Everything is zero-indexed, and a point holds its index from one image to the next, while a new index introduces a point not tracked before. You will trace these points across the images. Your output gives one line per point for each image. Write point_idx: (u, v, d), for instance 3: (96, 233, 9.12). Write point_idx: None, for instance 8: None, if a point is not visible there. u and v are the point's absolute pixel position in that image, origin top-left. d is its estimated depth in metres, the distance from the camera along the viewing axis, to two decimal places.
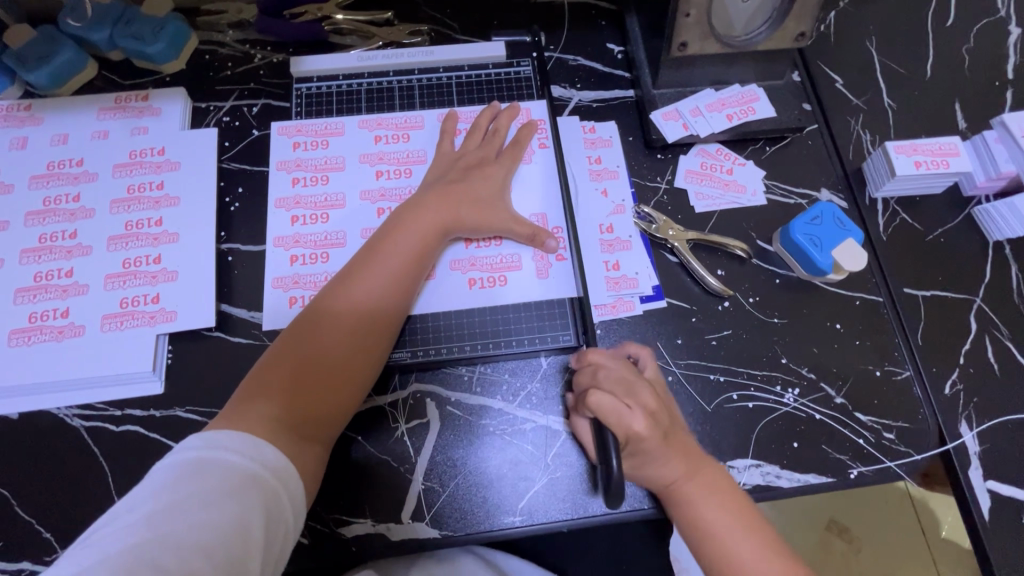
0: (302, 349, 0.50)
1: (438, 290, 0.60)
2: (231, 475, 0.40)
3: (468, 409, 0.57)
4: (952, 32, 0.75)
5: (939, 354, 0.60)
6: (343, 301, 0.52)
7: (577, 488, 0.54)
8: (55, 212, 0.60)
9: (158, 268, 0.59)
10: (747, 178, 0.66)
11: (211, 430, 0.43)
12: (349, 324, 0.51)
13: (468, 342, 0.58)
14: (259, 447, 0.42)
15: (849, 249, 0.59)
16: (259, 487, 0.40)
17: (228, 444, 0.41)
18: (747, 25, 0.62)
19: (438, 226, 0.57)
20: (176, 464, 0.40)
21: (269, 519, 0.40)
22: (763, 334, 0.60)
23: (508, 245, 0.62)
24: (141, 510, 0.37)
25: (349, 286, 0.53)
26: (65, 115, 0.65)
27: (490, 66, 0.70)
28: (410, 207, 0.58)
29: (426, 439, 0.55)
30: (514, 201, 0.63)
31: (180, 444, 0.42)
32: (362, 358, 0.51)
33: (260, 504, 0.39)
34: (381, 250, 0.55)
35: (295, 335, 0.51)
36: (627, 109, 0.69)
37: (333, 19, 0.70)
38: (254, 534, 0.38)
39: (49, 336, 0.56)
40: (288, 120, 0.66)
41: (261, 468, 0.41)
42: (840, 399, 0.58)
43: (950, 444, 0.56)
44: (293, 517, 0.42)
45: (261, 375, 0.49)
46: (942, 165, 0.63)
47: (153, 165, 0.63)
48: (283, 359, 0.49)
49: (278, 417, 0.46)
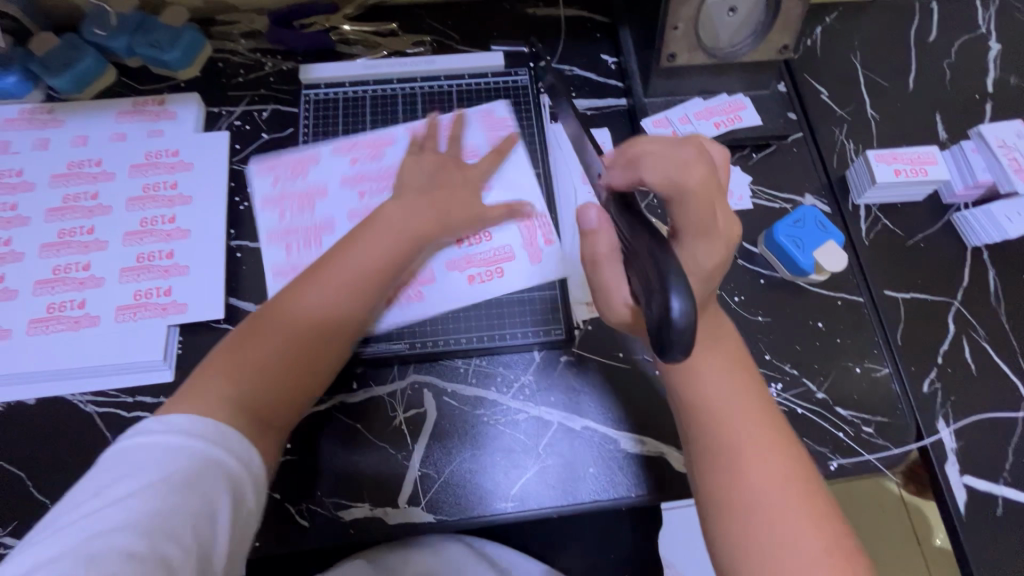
0: (260, 341, 0.48)
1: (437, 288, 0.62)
2: (194, 463, 0.40)
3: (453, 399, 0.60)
4: (934, 47, 0.78)
5: (917, 353, 0.62)
6: (308, 300, 0.50)
7: (567, 476, 0.56)
8: (74, 208, 0.64)
9: (170, 262, 0.62)
10: (734, 183, 0.69)
11: (172, 413, 0.43)
12: (308, 326, 0.49)
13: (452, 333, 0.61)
14: (221, 432, 0.43)
15: (830, 251, 0.62)
16: (222, 475, 0.41)
17: (187, 429, 0.42)
18: (733, 38, 0.65)
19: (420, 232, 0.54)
20: (142, 449, 0.40)
21: (233, 507, 0.41)
22: (748, 331, 0.62)
23: (498, 234, 0.64)
24: (106, 496, 0.38)
25: (311, 287, 0.50)
26: (85, 118, 0.68)
27: (489, 75, 0.73)
28: (397, 205, 0.55)
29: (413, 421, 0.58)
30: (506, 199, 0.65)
31: (141, 425, 0.42)
32: (318, 363, 0.50)
33: (221, 492, 0.40)
34: (349, 251, 0.52)
35: (256, 326, 0.49)
36: (620, 117, 0.72)
37: (340, 30, 0.74)
38: (217, 523, 0.40)
39: (65, 326, 0.59)
40: (264, 156, 0.68)
41: (225, 457, 0.42)
42: (821, 394, 0.60)
43: (927, 439, 0.59)
44: (255, 501, 0.43)
45: (221, 360, 0.47)
46: (921, 172, 0.66)
47: (167, 166, 0.66)
48: (242, 350, 0.48)
49: (235, 402, 0.45)
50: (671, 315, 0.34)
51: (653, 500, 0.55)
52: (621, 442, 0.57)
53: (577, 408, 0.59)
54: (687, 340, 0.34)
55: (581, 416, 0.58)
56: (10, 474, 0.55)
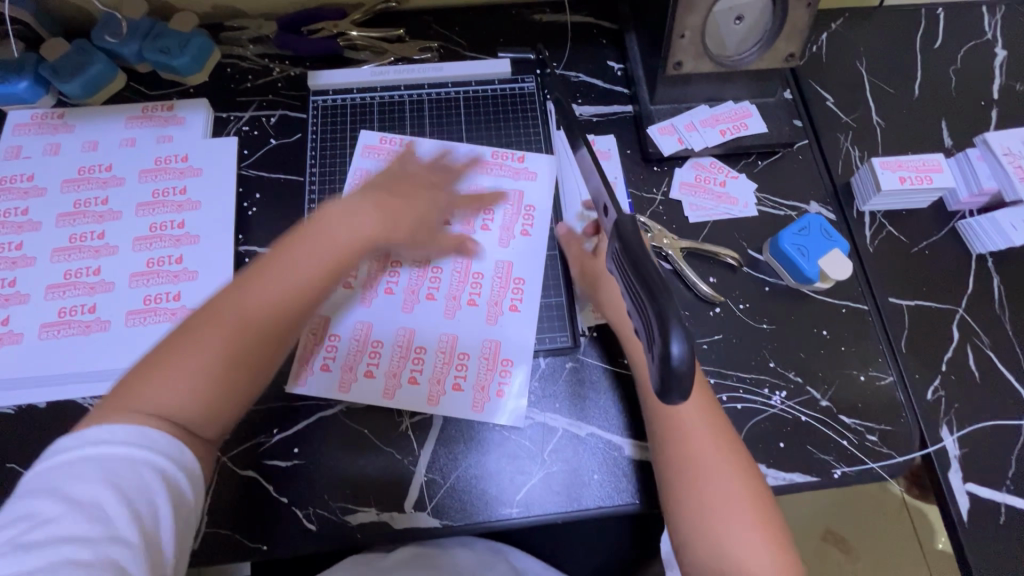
0: (185, 345, 0.45)
1: (417, 278, 0.63)
2: (121, 466, 0.39)
3: (492, 382, 0.59)
4: (940, 53, 0.78)
5: (922, 361, 0.62)
6: (241, 301, 0.47)
7: (572, 483, 0.57)
8: (85, 214, 0.64)
9: (179, 267, 0.63)
10: (739, 191, 0.69)
11: (89, 427, 0.41)
12: (237, 325, 0.46)
13: (522, 313, 0.62)
14: (147, 435, 0.41)
15: (835, 260, 0.62)
16: (153, 475, 0.40)
17: (109, 438, 0.40)
18: (739, 45, 0.65)
19: (364, 237, 0.52)
20: (66, 464, 0.39)
21: (172, 498, 0.41)
22: (753, 338, 0.63)
23: (528, 197, 0.67)
24: (33, 517, 0.37)
25: (243, 296, 0.47)
26: (95, 124, 0.69)
27: (496, 82, 0.74)
28: (340, 210, 0.52)
29: (449, 410, 0.58)
30: (518, 159, 0.69)
31: (57, 443, 0.40)
32: (248, 373, 0.47)
33: (158, 487, 0.40)
34: (293, 247, 0.50)
35: (177, 337, 0.46)
36: (626, 123, 0.72)
37: (348, 36, 0.74)
38: (162, 515, 0.40)
39: (77, 330, 0.60)
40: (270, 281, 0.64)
41: (156, 457, 0.41)
42: (825, 402, 0.60)
43: (931, 447, 0.59)
44: (194, 489, 0.43)
45: (137, 375, 0.44)
46: (926, 180, 0.65)
47: (176, 171, 0.67)
48: (165, 359, 0.45)
49: (164, 413, 0.43)
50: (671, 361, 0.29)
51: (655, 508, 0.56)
52: (625, 448, 0.58)
53: (581, 414, 0.59)
54: (686, 382, 0.29)
55: (586, 423, 0.59)
56: (23, 476, 0.56)
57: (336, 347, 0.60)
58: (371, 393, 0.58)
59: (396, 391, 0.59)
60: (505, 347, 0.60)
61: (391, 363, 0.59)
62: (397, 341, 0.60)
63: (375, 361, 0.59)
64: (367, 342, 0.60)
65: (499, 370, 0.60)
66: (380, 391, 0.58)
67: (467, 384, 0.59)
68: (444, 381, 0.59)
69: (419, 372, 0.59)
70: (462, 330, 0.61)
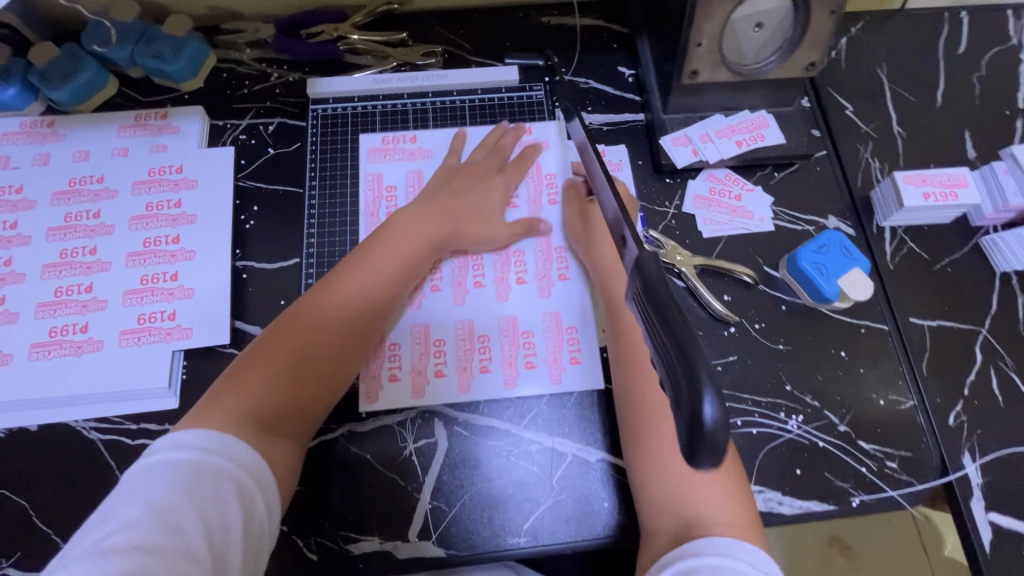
0: (275, 347, 0.50)
1: (458, 269, 0.63)
2: (205, 476, 0.41)
3: (563, 351, 0.60)
4: (962, 59, 0.75)
5: (944, 385, 0.60)
6: (325, 307, 0.53)
7: (582, 512, 0.55)
8: (76, 228, 0.62)
9: (174, 284, 0.60)
10: (755, 204, 0.66)
11: (183, 429, 0.43)
12: (323, 326, 0.52)
13: (572, 279, 0.63)
14: (232, 446, 0.43)
15: (855, 279, 0.60)
16: (234, 491, 0.41)
17: (200, 442, 0.42)
18: (757, 55, 0.63)
19: (432, 243, 0.60)
20: (159, 466, 0.41)
21: (245, 514, 0.41)
22: (768, 360, 0.60)
23: (545, 166, 0.68)
24: (122, 520, 0.38)
25: (329, 294, 0.54)
26: (86, 132, 0.66)
27: (502, 89, 0.71)
28: (406, 226, 0.60)
29: (528, 388, 0.58)
30: (526, 131, 0.69)
31: (157, 441, 0.43)
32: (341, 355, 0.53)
33: (236, 505, 0.41)
34: (370, 255, 0.57)
35: (267, 342, 0.51)
36: (638, 132, 0.70)
37: (349, 40, 0.71)
38: (234, 535, 0.40)
39: (68, 351, 0.57)
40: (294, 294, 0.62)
41: (238, 472, 0.42)
42: (843, 427, 0.58)
43: (952, 475, 0.57)
44: (268, 514, 0.43)
45: (231, 378, 0.48)
46: (951, 196, 0.63)
47: (171, 183, 0.64)
48: (256, 361, 0.49)
49: (248, 411, 0.46)
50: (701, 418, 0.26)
51: None
52: None
53: (590, 438, 0.57)
54: (721, 447, 0.26)
55: (595, 449, 0.57)
56: (13, 503, 0.54)
57: (399, 355, 0.59)
58: (447, 389, 0.58)
59: (425, 387, 0.58)
60: (566, 315, 0.61)
61: (459, 357, 0.59)
62: (459, 334, 0.60)
63: (397, 363, 0.59)
64: (428, 340, 0.60)
65: (566, 340, 0.60)
66: (455, 386, 0.58)
67: (540, 359, 0.59)
68: (516, 362, 0.59)
69: (444, 363, 0.59)
70: (520, 309, 0.62)
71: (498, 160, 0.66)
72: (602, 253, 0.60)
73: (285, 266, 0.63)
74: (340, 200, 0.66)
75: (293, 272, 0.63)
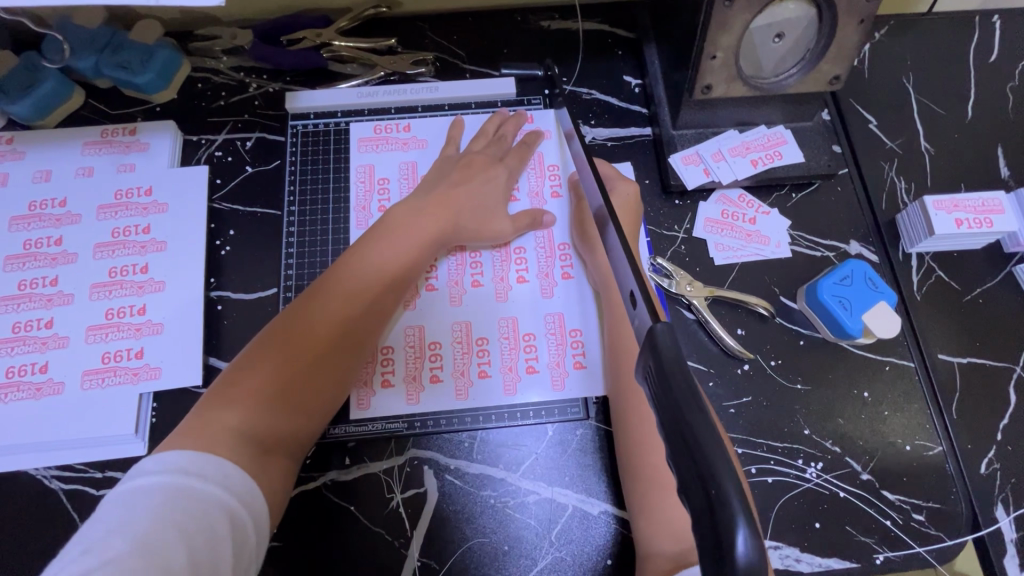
0: (272, 352, 0.47)
1: (456, 267, 0.59)
2: (192, 499, 0.37)
3: (566, 356, 0.56)
4: (995, 68, 0.70)
5: (975, 429, 0.55)
6: (325, 306, 0.49)
7: (582, 568, 0.51)
8: (35, 256, 0.57)
9: (142, 319, 0.56)
10: (771, 228, 0.61)
11: (168, 451, 0.40)
12: (322, 327, 0.48)
13: (577, 279, 0.59)
14: (220, 467, 0.40)
15: (882, 314, 0.55)
16: (222, 514, 0.38)
17: (185, 465, 0.39)
18: (776, 67, 0.57)
19: (435, 235, 0.55)
20: (138, 492, 0.37)
21: (234, 534, 0.38)
22: (785, 401, 0.56)
23: (547, 157, 0.64)
24: (92, 553, 0.34)
25: (344, 277, 0.51)
26: (48, 150, 0.61)
27: (499, 103, 0.66)
28: (407, 219, 0.55)
29: (528, 395, 0.55)
30: (527, 119, 0.65)
31: (135, 468, 0.39)
32: (348, 352, 0.50)
33: (226, 528, 0.37)
34: (371, 248, 0.53)
35: (263, 346, 0.47)
36: (644, 148, 0.65)
37: (332, 47, 0.66)
38: (223, 564, 0.36)
39: (26, 394, 0.53)
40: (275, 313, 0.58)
41: (227, 496, 0.39)
42: (866, 475, 0.54)
43: (985, 529, 0.52)
44: (257, 541, 0.40)
45: (225, 387, 0.45)
46: (985, 223, 0.58)
47: (139, 207, 0.60)
48: (251, 368, 0.46)
49: (241, 429, 0.43)
50: (733, 558, 0.23)
51: None
52: None
53: (592, 487, 0.53)
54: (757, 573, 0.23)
55: (597, 500, 0.52)
56: None
57: (392, 359, 0.56)
58: (443, 397, 0.55)
59: (420, 394, 0.55)
60: (571, 318, 0.57)
61: (456, 362, 0.56)
62: (455, 337, 0.57)
63: (390, 368, 0.55)
64: (424, 345, 0.56)
65: (570, 344, 0.56)
66: (452, 393, 0.55)
67: (542, 364, 0.56)
68: (516, 367, 0.56)
69: (440, 368, 0.56)
70: (522, 311, 0.57)
71: (499, 149, 0.61)
72: (601, 253, 0.56)
73: (261, 296, 0.58)
74: (320, 226, 0.61)
75: (270, 304, 0.58)
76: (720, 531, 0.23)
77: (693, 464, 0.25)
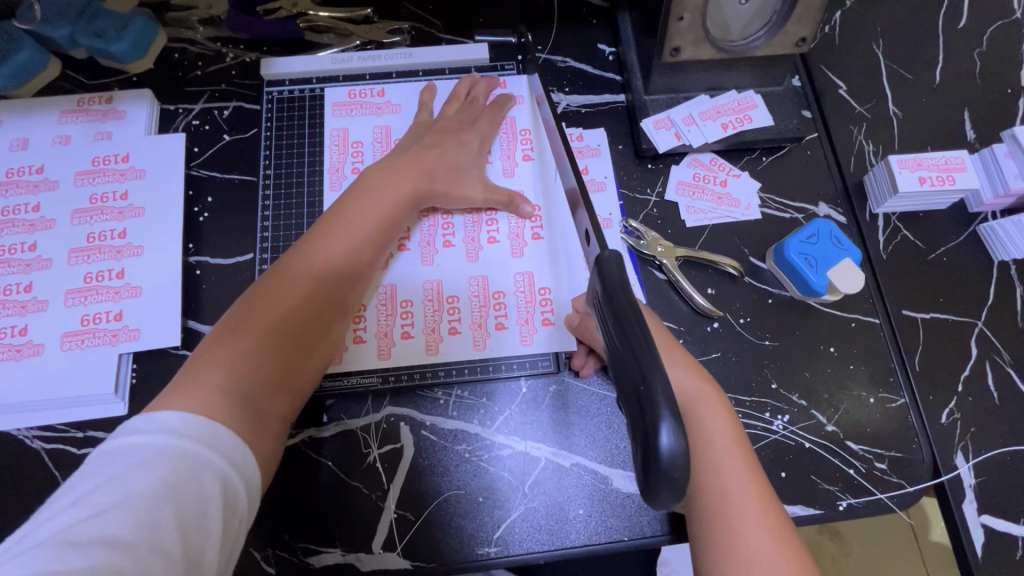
0: (256, 316, 0.46)
1: (428, 229, 0.60)
2: (183, 464, 0.37)
3: (535, 313, 0.57)
4: (963, 34, 0.71)
5: (937, 381, 0.57)
6: (307, 269, 0.49)
7: (554, 518, 0.52)
8: (13, 222, 0.58)
9: (121, 283, 0.57)
10: (741, 191, 0.63)
11: (162, 410, 0.39)
12: (308, 290, 0.49)
13: (546, 239, 0.60)
14: (212, 430, 0.39)
15: (846, 270, 0.56)
16: (214, 479, 0.37)
17: (177, 426, 0.38)
18: (744, 30, 0.58)
19: (409, 193, 0.56)
20: (131, 451, 0.37)
21: (225, 500, 0.37)
22: (753, 357, 0.57)
23: (520, 122, 0.65)
24: (86, 506, 0.34)
25: (327, 244, 0.51)
26: (24, 119, 0.61)
27: (473, 69, 0.67)
28: (383, 182, 0.55)
29: (501, 350, 0.56)
30: (500, 84, 0.66)
31: (127, 425, 0.38)
32: (333, 317, 0.51)
33: (217, 495, 0.37)
34: (350, 211, 0.53)
35: (244, 311, 0.47)
36: (617, 115, 0.65)
37: (309, 16, 0.66)
38: (211, 529, 0.36)
39: (5, 355, 0.54)
40: (252, 277, 0.59)
41: (218, 457, 0.38)
42: (831, 427, 0.55)
43: (944, 475, 0.54)
44: (248, 507, 0.39)
45: (207, 354, 0.44)
46: (948, 181, 0.60)
47: (117, 173, 0.60)
48: (233, 334, 0.45)
49: (230, 387, 0.43)
50: (659, 450, 0.29)
51: (661, 539, 0.51)
52: (612, 480, 0.53)
53: (565, 442, 0.54)
54: (671, 475, 0.29)
55: (569, 453, 0.54)
56: None
57: (364, 316, 0.57)
58: (414, 352, 0.56)
59: (391, 349, 0.56)
60: (540, 277, 0.58)
61: (427, 319, 0.57)
62: (427, 295, 0.58)
63: (361, 325, 0.56)
64: (395, 302, 0.57)
65: (539, 302, 0.58)
66: (422, 347, 0.56)
67: (510, 321, 0.57)
68: (486, 324, 0.57)
69: (410, 324, 0.57)
70: (491, 269, 0.59)
71: (472, 112, 0.63)
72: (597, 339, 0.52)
73: (240, 261, 0.59)
74: (296, 190, 0.61)
75: (247, 268, 0.59)
76: (650, 429, 0.30)
77: (638, 379, 0.31)
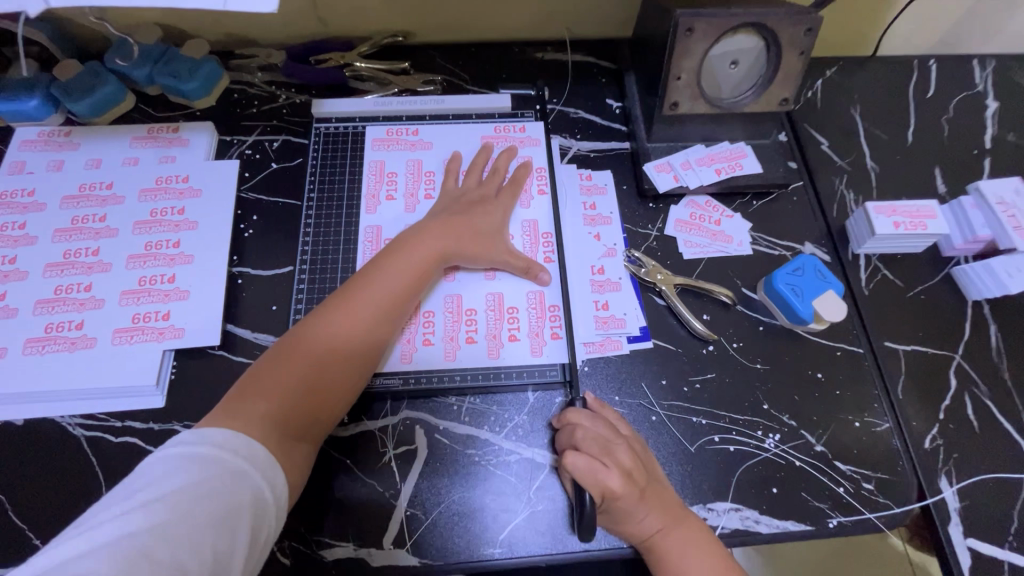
0: (291, 357, 0.51)
1: None
2: (221, 472, 0.42)
3: (545, 327, 0.62)
4: (932, 102, 0.80)
5: (920, 409, 0.61)
6: (343, 316, 0.54)
7: (558, 523, 0.55)
8: (81, 230, 0.65)
9: (171, 286, 0.63)
10: (734, 229, 0.69)
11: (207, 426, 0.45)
12: (340, 329, 0.54)
13: (557, 263, 0.66)
14: (250, 446, 0.44)
15: (830, 301, 0.61)
16: (247, 488, 0.42)
17: (218, 441, 0.43)
18: (734, 89, 0.67)
19: (438, 220, 0.62)
20: (177, 459, 0.42)
21: (255, 506, 0.42)
22: (747, 379, 0.61)
23: (536, 160, 0.72)
24: (137, 498, 0.39)
25: (362, 291, 0.56)
26: (100, 142, 0.70)
27: (495, 116, 0.75)
28: (415, 233, 0.61)
29: (513, 360, 0.61)
30: (520, 129, 0.74)
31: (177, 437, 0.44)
32: (362, 355, 0.54)
33: (247, 498, 0.42)
34: (384, 264, 0.58)
35: (283, 348, 0.52)
36: (622, 160, 0.73)
37: (354, 67, 0.76)
38: (240, 531, 0.40)
39: (61, 347, 0.59)
40: (289, 288, 0.64)
41: (251, 469, 0.43)
42: (820, 447, 0.59)
43: (929, 499, 0.57)
44: (274, 517, 0.44)
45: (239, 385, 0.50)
46: (920, 227, 0.66)
47: (176, 192, 0.68)
48: (264, 372, 0.50)
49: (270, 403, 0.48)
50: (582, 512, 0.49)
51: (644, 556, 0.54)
52: None
53: None
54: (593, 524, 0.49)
55: None
56: None
57: None
58: (434, 358, 0.61)
59: (412, 354, 0.61)
60: (550, 295, 0.64)
61: (447, 329, 0.62)
62: (447, 307, 0.63)
63: None
64: (419, 313, 0.63)
65: (549, 318, 0.63)
66: (441, 354, 0.61)
67: (523, 334, 0.62)
68: (500, 335, 0.62)
69: (432, 333, 0.62)
70: (506, 287, 0.64)
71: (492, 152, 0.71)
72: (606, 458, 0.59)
73: (279, 273, 0.66)
74: (334, 213, 0.68)
75: (285, 280, 0.65)
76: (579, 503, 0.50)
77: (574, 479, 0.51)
